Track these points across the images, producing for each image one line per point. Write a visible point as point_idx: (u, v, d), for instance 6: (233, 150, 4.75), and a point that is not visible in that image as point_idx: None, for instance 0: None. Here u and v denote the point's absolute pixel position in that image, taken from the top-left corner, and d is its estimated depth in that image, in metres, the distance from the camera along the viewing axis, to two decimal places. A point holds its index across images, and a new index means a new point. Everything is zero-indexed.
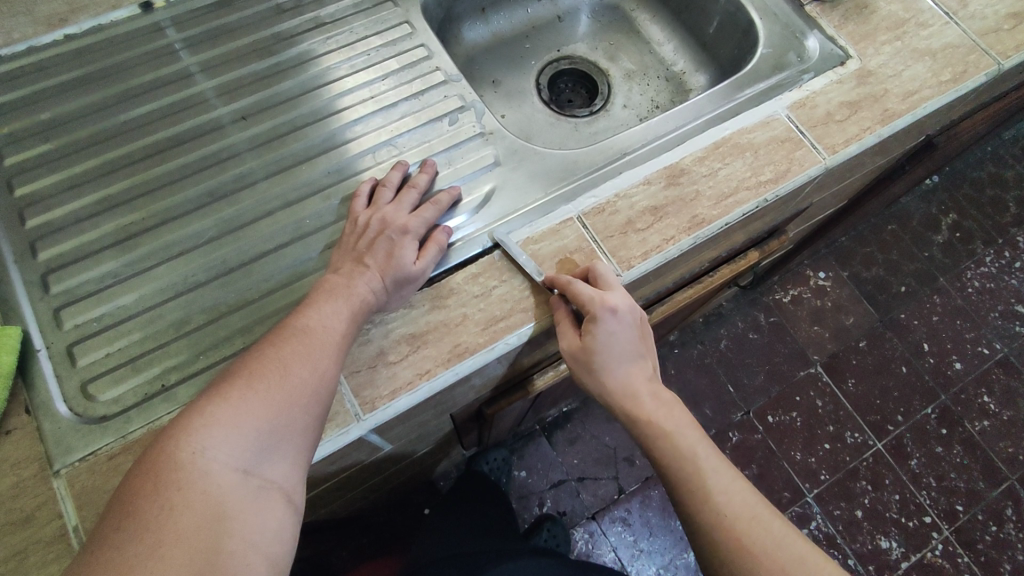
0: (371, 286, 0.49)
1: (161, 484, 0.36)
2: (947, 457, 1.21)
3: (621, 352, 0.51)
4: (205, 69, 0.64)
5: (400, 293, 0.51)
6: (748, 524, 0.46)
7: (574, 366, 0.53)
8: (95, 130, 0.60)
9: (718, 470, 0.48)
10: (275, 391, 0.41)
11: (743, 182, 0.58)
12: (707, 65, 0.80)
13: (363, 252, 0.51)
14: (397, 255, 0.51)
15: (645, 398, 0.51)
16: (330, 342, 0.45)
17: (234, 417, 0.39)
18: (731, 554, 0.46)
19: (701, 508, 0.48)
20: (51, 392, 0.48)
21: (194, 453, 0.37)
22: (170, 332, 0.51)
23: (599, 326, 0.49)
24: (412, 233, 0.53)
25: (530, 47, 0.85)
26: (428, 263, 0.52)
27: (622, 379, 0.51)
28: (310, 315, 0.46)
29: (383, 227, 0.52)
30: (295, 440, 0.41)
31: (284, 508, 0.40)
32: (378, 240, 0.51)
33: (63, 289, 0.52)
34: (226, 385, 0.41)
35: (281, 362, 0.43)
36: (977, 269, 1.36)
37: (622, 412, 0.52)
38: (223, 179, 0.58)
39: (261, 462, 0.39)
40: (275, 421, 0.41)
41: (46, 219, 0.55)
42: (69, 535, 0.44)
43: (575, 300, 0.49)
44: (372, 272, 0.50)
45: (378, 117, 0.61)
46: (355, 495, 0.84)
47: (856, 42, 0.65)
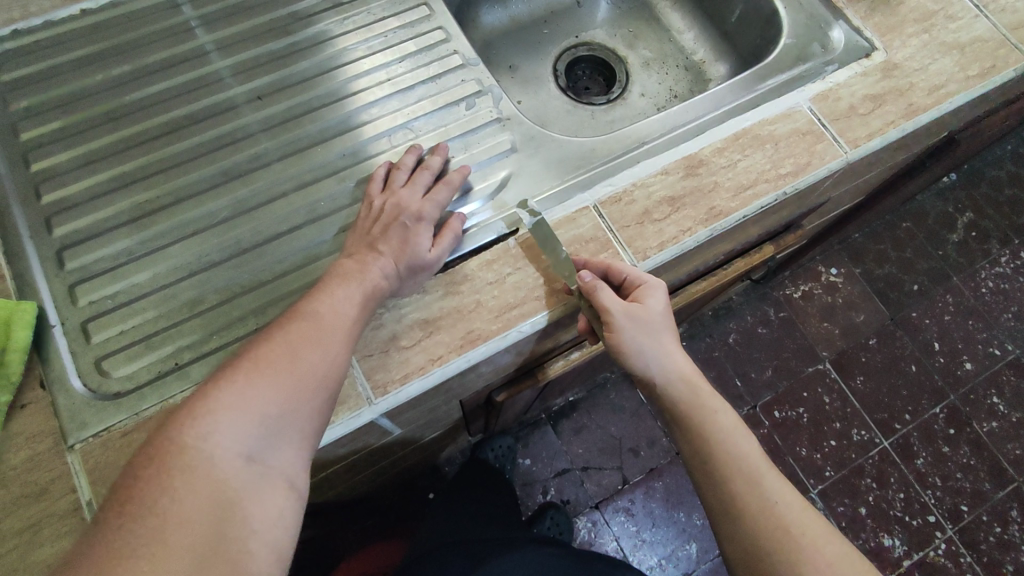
0: (385, 272, 0.49)
1: (167, 469, 0.36)
2: (954, 457, 1.20)
3: (669, 325, 0.52)
4: (221, 47, 0.63)
5: (413, 278, 0.51)
6: (794, 517, 0.47)
7: (624, 335, 0.51)
8: (111, 106, 0.59)
9: (761, 465, 0.49)
10: (284, 376, 0.41)
11: (762, 174, 0.58)
12: (728, 55, 0.79)
13: (378, 237, 0.51)
14: (410, 242, 0.50)
15: (697, 376, 0.52)
16: (340, 330, 0.45)
17: (243, 402, 0.39)
18: (779, 545, 0.46)
19: (749, 498, 0.48)
20: (66, 367, 0.48)
21: (201, 438, 0.37)
22: (184, 311, 0.51)
23: (655, 292, 0.51)
24: (425, 218, 0.52)
25: (548, 32, 0.84)
26: (442, 249, 0.51)
27: (672, 350, 0.52)
28: (320, 300, 0.46)
29: (396, 211, 0.52)
30: (302, 427, 0.41)
31: (291, 494, 0.40)
32: (392, 225, 0.51)
33: (78, 266, 0.52)
34: (234, 370, 0.41)
35: (290, 348, 0.42)
36: (991, 268, 1.35)
37: (683, 381, 0.51)
38: (238, 159, 0.58)
39: (270, 446, 0.39)
40: (283, 407, 0.40)
41: (62, 195, 0.55)
42: (83, 509, 0.44)
43: (627, 270, 0.51)
44: (385, 258, 0.49)
45: (395, 100, 0.61)
46: (361, 478, 0.85)
47: (883, 34, 0.64)
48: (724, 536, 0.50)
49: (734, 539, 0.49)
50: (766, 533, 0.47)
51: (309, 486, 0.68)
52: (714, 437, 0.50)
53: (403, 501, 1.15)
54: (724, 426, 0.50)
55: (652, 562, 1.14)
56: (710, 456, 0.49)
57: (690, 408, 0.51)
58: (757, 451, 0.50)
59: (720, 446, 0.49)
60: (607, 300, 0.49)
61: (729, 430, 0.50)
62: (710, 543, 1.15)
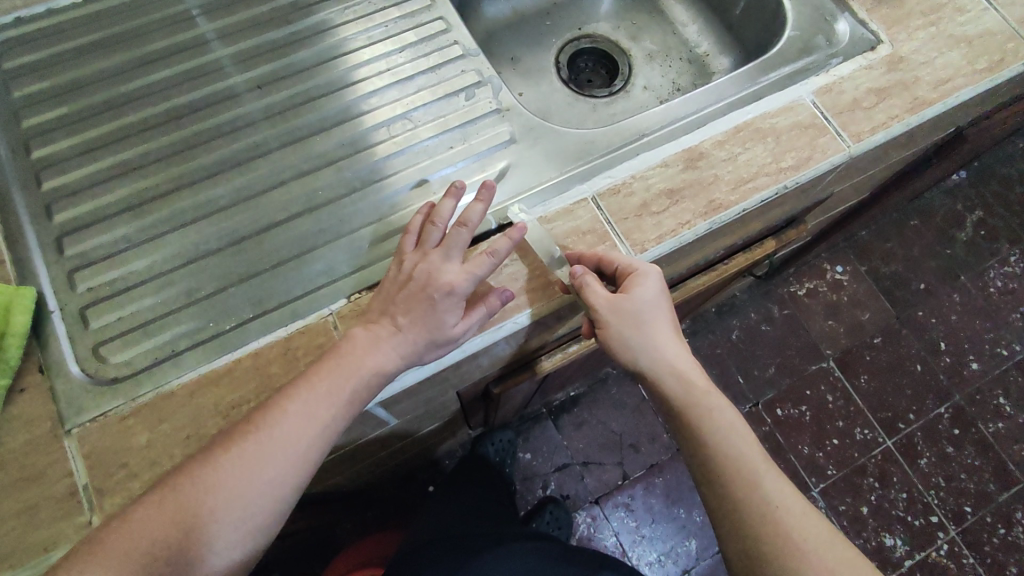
0: (396, 353, 0.47)
1: (122, 566, 0.40)
2: (958, 457, 1.19)
3: (662, 314, 0.51)
4: (222, 36, 0.63)
5: (433, 354, 0.48)
6: (791, 519, 0.46)
7: (613, 329, 0.51)
8: (112, 94, 0.60)
9: (760, 465, 0.48)
10: (242, 491, 0.44)
11: (763, 167, 0.57)
12: (732, 48, 0.78)
13: (402, 306, 0.48)
14: (435, 320, 0.47)
15: (692, 370, 0.52)
16: (309, 443, 0.46)
17: (220, 487, 0.43)
18: (778, 548, 0.45)
19: (747, 499, 0.47)
20: (65, 353, 0.49)
21: (156, 537, 0.41)
22: (182, 299, 0.51)
23: (645, 282, 0.50)
24: (457, 290, 0.48)
25: (551, 24, 0.83)
26: (467, 330, 0.48)
27: (663, 342, 0.51)
28: (298, 401, 0.45)
29: (426, 280, 0.48)
30: (251, 530, 0.45)
31: (235, 555, 0.46)
32: (419, 299, 0.47)
33: (77, 252, 0.53)
34: (200, 473, 0.43)
35: (256, 461, 0.44)
36: (1000, 268, 1.33)
37: (674, 374, 0.51)
38: (238, 147, 0.58)
39: (229, 523, 0.44)
40: (236, 515, 0.44)
41: (63, 182, 0.55)
42: (79, 493, 0.45)
43: (618, 261, 0.51)
44: (402, 338, 0.47)
45: (395, 90, 0.60)
46: (360, 469, 0.85)
47: (889, 26, 0.63)
48: (725, 539, 0.49)
49: (734, 542, 0.48)
50: (763, 534, 0.46)
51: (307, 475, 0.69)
52: (710, 437, 0.49)
53: (403, 493, 1.15)
54: (720, 425, 0.50)
55: (651, 557, 1.14)
56: (706, 455, 0.49)
57: (684, 407, 0.50)
58: (757, 451, 0.49)
59: (716, 445, 0.49)
60: (594, 296, 0.49)
61: (726, 429, 0.49)
62: (709, 540, 1.15)
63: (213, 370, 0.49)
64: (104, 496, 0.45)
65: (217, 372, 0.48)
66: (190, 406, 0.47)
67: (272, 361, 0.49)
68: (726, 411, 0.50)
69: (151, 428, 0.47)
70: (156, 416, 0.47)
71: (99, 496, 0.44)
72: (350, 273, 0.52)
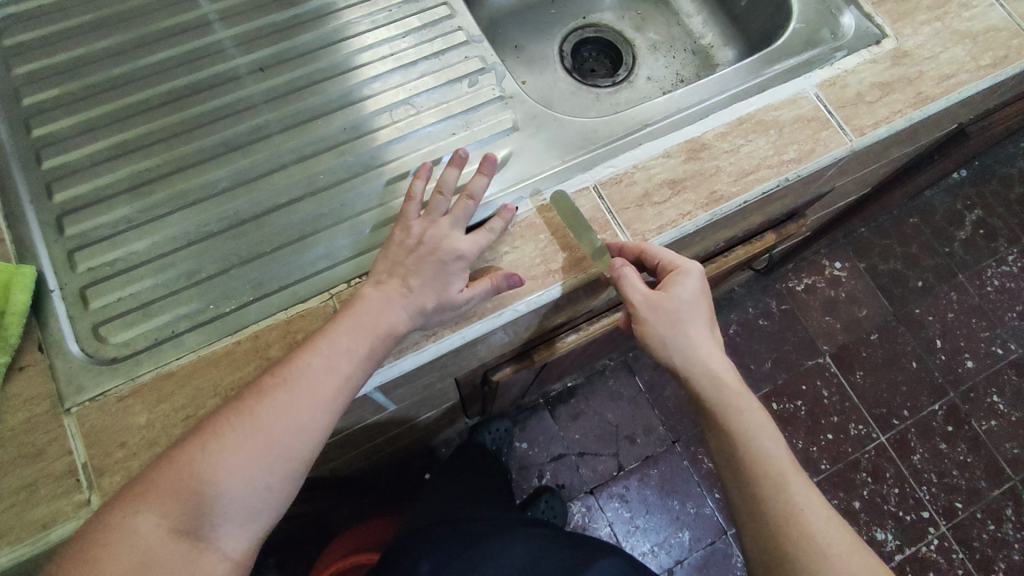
0: (409, 309, 0.47)
1: (167, 505, 0.40)
2: (950, 454, 1.20)
3: (700, 313, 0.52)
4: (224, 17, 0.63)
5: (437, 319, 0.49)
6: (813, 527, 0.47)
7: (649, 325, 0.51)
8: (114, 74, 0.59)
9: (787, 471, 0.49)
10: (278, 435, 0.43)
11: (765, 159, 0.57)
12: (736, 40, 0.78)
13: (409, 270, 0.48)
14: (446, 285, 0.48)
15: (724, 370, 0.52)
16: (339, 387, 0.45)
17: (245, 436, 0.43)
18: (803, 553, 0.46)
19: (773, 501, 0.48)
20: (64, 332, 0.49)
21: (197, 480, 0.41)
22: (182, 281, 0.51)
23: (685, 280, 0.51)
24: (463, 256, 0.49)
25: (556, 12, 0.83)
26: (477, 297, 0.49)
27: (702, 341, 0.52)
28: (322, 350, 0.46)
29: (434, 246, 0.49)
30: (289, 475, 0.44)
31: (265, 518, 0.44)
32: (428, 263, 0.48)
33: (78, 232, 0.52)
34: (235, 418, 0.43)
35: (286, 404, 0.44)
36: (998, 267, 1.34)
37: (707, 374, 0.51)
38: (240, 129, 0.57)
39: (257, 479, 0.43)
40: (274, 460, 0.43)
41: (64, 161, 0.55)
42: (78, 471, 0.45)
43: (660, 256, 0.51)
44: (414, 299, 0.47)
45: (398, 75, 0.60)
46: (358, 454, 0.86)
47: (895, 21, 0.63)
48: (749, 539, 0.51)
49: (758, 542, 0.50)
50: (788, 539, 0.47)
51: None
52: (739, 439, 0.50)
53: (398, 480, 1.16)
54: (751, 427, 0.50)
55: (645, 548, 1.15)
56: (734, 455, 0.50)
57: (716, 405, 0.51)
58: (784, 455, 0.50)
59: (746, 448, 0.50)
60: (631, 290, 0.50)
61: (755, 431, 0.50)
62: (703, 531, 1.16)
63: (214, 352, 0.49)
64: (104, 475, 0.45)
65: (216, 353, 0.49)
66: (189, 387, 0.47)
67: (272, 343, 0.49)
68: (757, 412, 0.51)
69: (150, 408, 0.47)
70: (155, 396, 0.47)
71: (99, 475, 0.45)
72: (351, 258, 0.52)
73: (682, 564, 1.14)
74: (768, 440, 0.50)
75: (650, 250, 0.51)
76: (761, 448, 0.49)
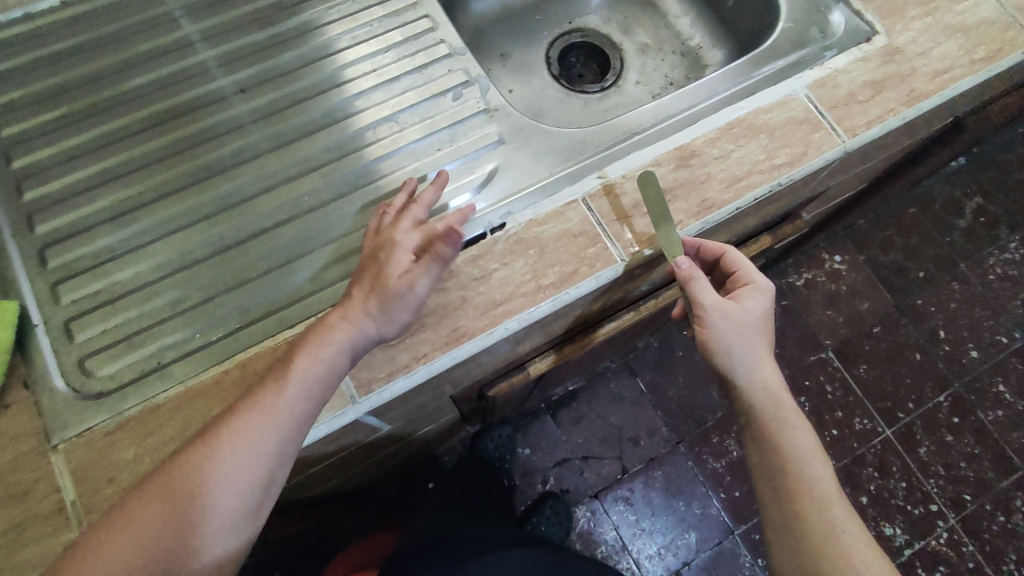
0: (351, 318, 0.46)
1: (141, 523, 0.42)
2: (957, 445, 1.19)
3: (765, 334, 0.54)
4: (205, 38, 0.62)
5: (390, 317, 0.46)
6: (826, 500, 0.49)
7: (716, 329, 0.52)
8: (95, 100, 0.59)
9: (831, 492, 0.50)
10: (248, 454, 0.44)
11: (757, 165, 0.56)
12: (725, 40, 0.77)
13: (356, 280, 0.48)
14: (385, 277, 0.46)
15: (783, 389, 0.53)
16: (282, 417, 0.44)
17: (217, 458, 0.43)
18: (816, 525, 0.49)
19: (791, 477, 0.50)
20: (49, 367, 0.48)
21: (171, 499, 0.42)
22: (167, 310, 0.51)
23: (757, 296, 0.54)
24: (403, 249, 0.47)
25: (541, 18, 0.82)
26: (420, 281, 0.46)
27: (761, 355, 0.53)
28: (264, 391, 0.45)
29: (378, 250, 0.48)
30: (241, 518, 0.44)
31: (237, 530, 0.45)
32: (368, 266, 0.48)
33: (60, 264, 0.52)
34: (177, 472, 0.43)
35: (226, 451, 0.43)
36: (1000, 254, 1.32)
37: (763, 378, 0.52)
38: (222, 153, 0.57)
39: (229, 496, 0.44)
40: (222, 507, 0.43)
41: (46, 192, 0.55)
42: (67, 509, 0.44)
43: (739, 266, 0.55)
44: (356, 304, 0.47)
45: (380, 92, 0.59)
46: (358, 470, 0.85)
47: (884, 17, 0.62)
48: (777, 524, 0.52)
49: (786, 527, 0.51)
50: (804, 512, 0.49)
51: (302, 481, 0.68)
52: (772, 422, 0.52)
53: (403, 491, 1.15)
54: (800, 444, 0.51)
55: (652, 550, 1.14)
56: (765, 436, 0.52)
57: (769, 416, 0.52)
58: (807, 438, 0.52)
59: (779, 434, 0.52)
60: (704, 293, 0.51)
61: (787, 419, 0.52)
62: (709, 532, 1.15)
63: (201, 383, 0.48)
64: (92, 512, 0.44)
65: (203, 383, 0.48)
66: (177, 419, 0.47)
67: (260, 371, 0.49)
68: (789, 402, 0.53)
69: (138, 442, 0.46)
70: (143, 431, 0.46)
71: (87, 512, 0.44)
72: (337, 280, 0.52)
73: (690, 566, 1.13)
74: (795, 423, 0.52)
75: (728, 256, 0.55)
76: (784, 430, 0.52)
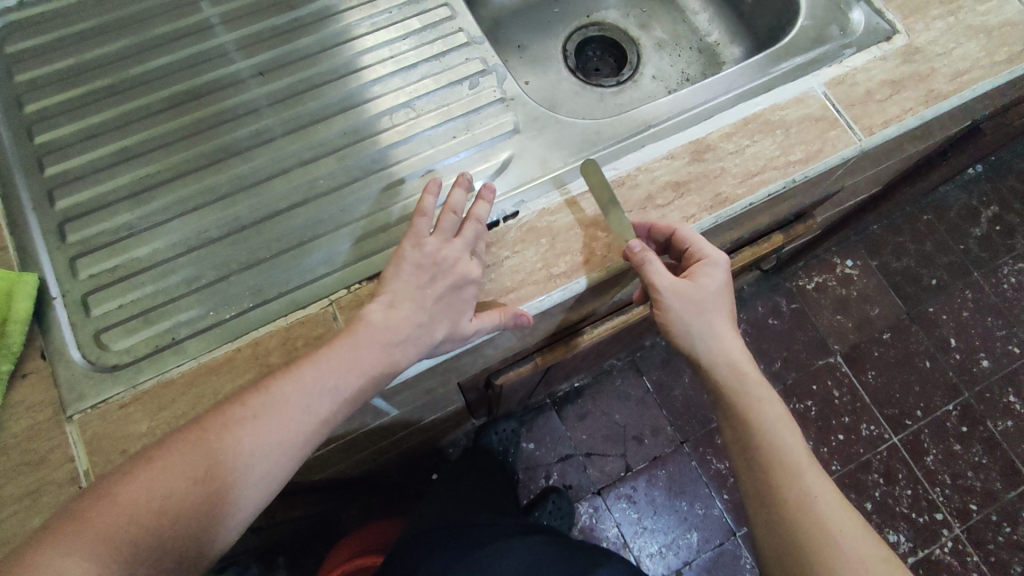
0: (409, 334, 0.48)
1: (182, 462, 0.41)
2: (964, 455, 1.18)
3: (722, 306, 0.55)
4: (227, 21, 0.63)
5: (444, 346, 0.49)
6: (799, 471, 0.50)
7: (674, 312, 0.54)
8: (116, 79, 0.59)
9: (802, 460, 0.50)
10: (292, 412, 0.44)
11: (771, 161, 0.56)
12: (743, 38, 0.77)
13: (419, 288, 0.49)
14: (456, 312, 0.49)
15: (747, 364, 0.55)
16: (332, 384, 0.45)
17: (268, 411, 0.44)
18: (791, 496, 0.49)
19: (762, 452, 0.51)
20: (66, 340, 0.49)
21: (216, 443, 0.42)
22: (182, 287, 0.51)
23: (712, 271, 0.53)
24: (469, 285, 0.50)
25: (559, 11, 0.82)
26: (484, 330, 0.49)
27: (721, 334, 0.54)
28: (280, 380, 0.45)
29: (447, 267, 0.49)
30: (261, 482, 0.43)
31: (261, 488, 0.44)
32: (444, 290, 0.49)
33: (79, 239, 0.53)
34: (216, 425, 0.43)
35: (261, 414, 0.44)
36: (1015, 264, 1.31)
37: (728, 363, 0.54)
38: (240, 134, 0.57)
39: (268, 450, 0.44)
40: (232, 476, 0.42)
41: (67, 167, 0.55)
42: (80, 478, 0.45)
43: (690, 243, 0.52)
44: (424, 324, 0.48)
45: (397, 78, 0.60)
46: (363, 457, 0.86)
47: (905, 17, 0.61)
48: (757, 503, 0.52)
49: (765, 505, 0.51)
50: (778, 485, 0.50)
51: (307, 465, 0.69)
52: (740, 399, 0.53)
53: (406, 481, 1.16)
54: (767, 415, 0.52)
55: (652, 548, 1.14)
56: (735, 413, 0.53)
57: (737, 394, 0.53)
58: (778, 413, 0.53)
59: (749, 410, 0.53)
60: (658, 276, 0.51)
61: (757, 396, 0.53)
62: (711, 532, 1.15)
63: (214, 359, 0.49)
64: None
65: (216, 360, 0.49)
66: (190, 393, 0.48)
67: (271, 350, 0.49)
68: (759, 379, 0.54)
69: (151, 415, 0.47)
70: (156, 404, 0.47)
71: None
72: (349, 264, 0.52)
73: (690, 566, 1.13)
74: (765, 399, 0.53)
75: (681, 233, 0.52)
76: (753, 404, 0.53)
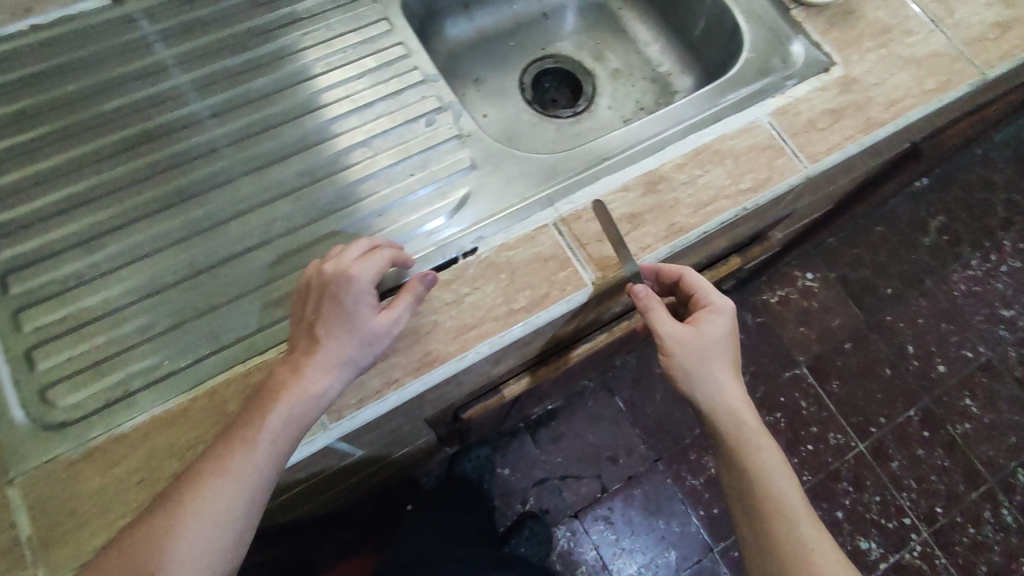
0: (318, 365, 0.45)
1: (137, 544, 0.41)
2: (927, 459, 1.22)
3: (727, 356, 0.54)
4: (181, 62, 0.62)
5: (372, 350, 0.47)
6: (795, 519, 0.50)
7: (677, 357, 0.52)
8: (65, 123, 0.58)
9: (798, 507, 0.51)
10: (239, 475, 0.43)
11: (722, 190, 0.58)
12: (693, 67, 0.79)
13: (312, 319, 0.46)
14: (357, 317, 0.46)
15: (747, 411, 0.53)
16: (276, 438, 0.44)
17: (216, 479, 0.43)
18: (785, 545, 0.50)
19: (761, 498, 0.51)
20: (10, 398, 0.47)
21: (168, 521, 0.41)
22: (134, 337, 0.50)
23: (718, 318, 0.54)
24: (359, 282, 0.46)
25: (514, 44, 0.83)
26: (399, 313, 0.47)
27: (726, 384, 0.53)
28: (226, 444, 0.44)
29: (327, 287, 0.46)
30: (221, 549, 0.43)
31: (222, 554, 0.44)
32: (325, 304, 0.46)
33: (24, 291, 0.51)
34: (167, 503, 0.42)
35: (208, 484, 0.43)
36: (964, 271, 1.36)
37: (729, 411, 0.52)
38: (195, 177, 0.57)
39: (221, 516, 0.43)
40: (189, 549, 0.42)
41: (12, 216, 0.54)
42: (24, 545, 0.43)
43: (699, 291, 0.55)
44: (328, 348, 0.45)
45: (354, 117, 0.60)
46: (332, 495, 0.84)
47: (841, 49, 0.64)
48: (751, 543, 0.52)
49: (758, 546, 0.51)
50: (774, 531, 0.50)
51: (274, 508, 0.67)
52: (739, 446, 0.52)
53: (379, 514, 1.13)
54: (765, 464, 0.51)
55: (631, 569, 1.14)
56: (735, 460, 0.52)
57: (737, 443, 0.52)
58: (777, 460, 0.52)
59: (749, 457, 0.52)
60: (662, 320, 0.53)
61: (756, 443, 0.52)
62: (688, 549, 1.16)
63: (168, 411, 0.47)
64: (50, 548, 0.43)
65: (170, 412, 0.47)
66: (143, 448, 0.46)
67: (229, 398, 0.48)
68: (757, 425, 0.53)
69: (102, 473, 0.45)
70: (106, 461, 0.45)
71: (45, 548, 0.43)
72: None
73: None
74: (763, 446, 0.52)
75: (689, 276, 0.55)
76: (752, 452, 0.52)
